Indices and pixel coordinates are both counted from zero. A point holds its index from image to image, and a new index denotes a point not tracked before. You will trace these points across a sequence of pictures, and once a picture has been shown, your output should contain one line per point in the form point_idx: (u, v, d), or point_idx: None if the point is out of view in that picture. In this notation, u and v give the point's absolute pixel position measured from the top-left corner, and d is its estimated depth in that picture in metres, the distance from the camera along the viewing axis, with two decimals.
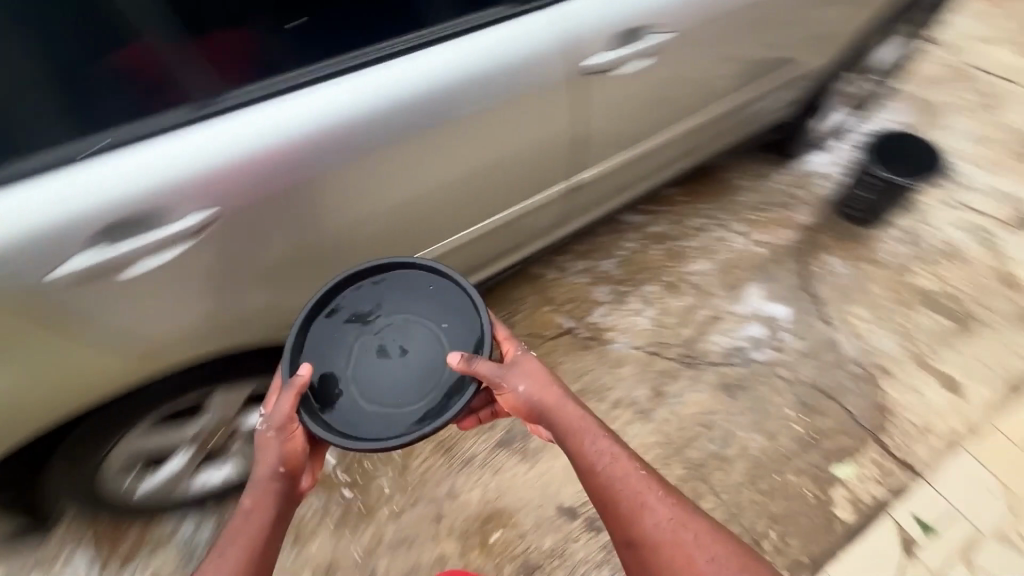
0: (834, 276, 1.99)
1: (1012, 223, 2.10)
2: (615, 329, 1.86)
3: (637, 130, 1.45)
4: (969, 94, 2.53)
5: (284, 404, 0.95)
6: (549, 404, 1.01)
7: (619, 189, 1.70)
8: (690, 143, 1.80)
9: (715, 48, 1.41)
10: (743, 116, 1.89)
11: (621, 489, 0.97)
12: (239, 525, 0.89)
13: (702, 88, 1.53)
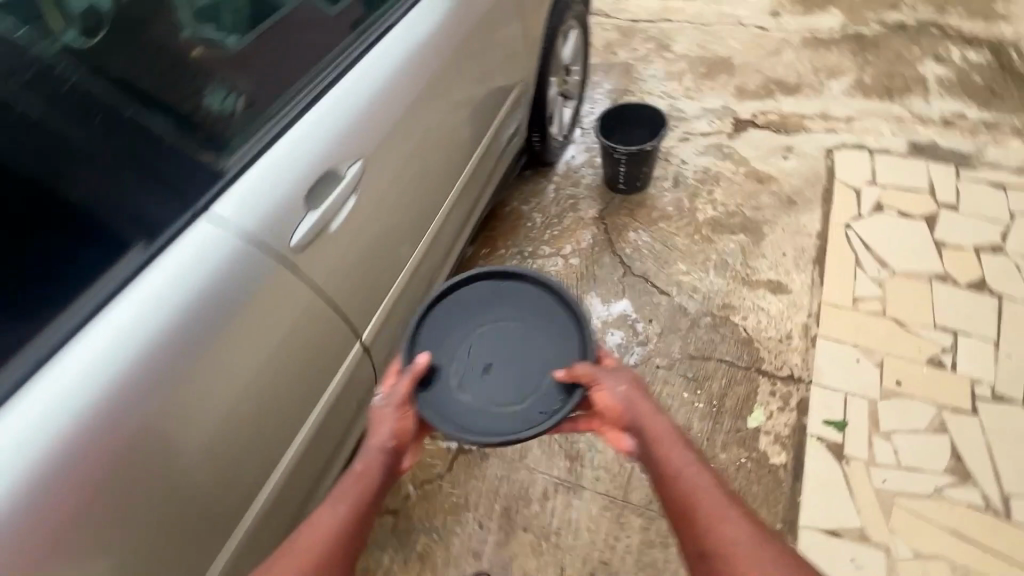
0: (644, 247, 2.07)
1: (732, 130, 2.39)
2: None
3: (408, 228, 1.29)
4: (641, 47, 2.90)
5: (400, 387, 1.03)
6: (633, 411, 0.98)
7: (427, 283, 1.53)
8: (466, 200, 1.70)
9: (437, 110, 1.29)
10: (496, 148, 1.84)
11: (692, 500, 0.84)
12: (345, 493, 0.90)
13: (446, 151, 1.41)
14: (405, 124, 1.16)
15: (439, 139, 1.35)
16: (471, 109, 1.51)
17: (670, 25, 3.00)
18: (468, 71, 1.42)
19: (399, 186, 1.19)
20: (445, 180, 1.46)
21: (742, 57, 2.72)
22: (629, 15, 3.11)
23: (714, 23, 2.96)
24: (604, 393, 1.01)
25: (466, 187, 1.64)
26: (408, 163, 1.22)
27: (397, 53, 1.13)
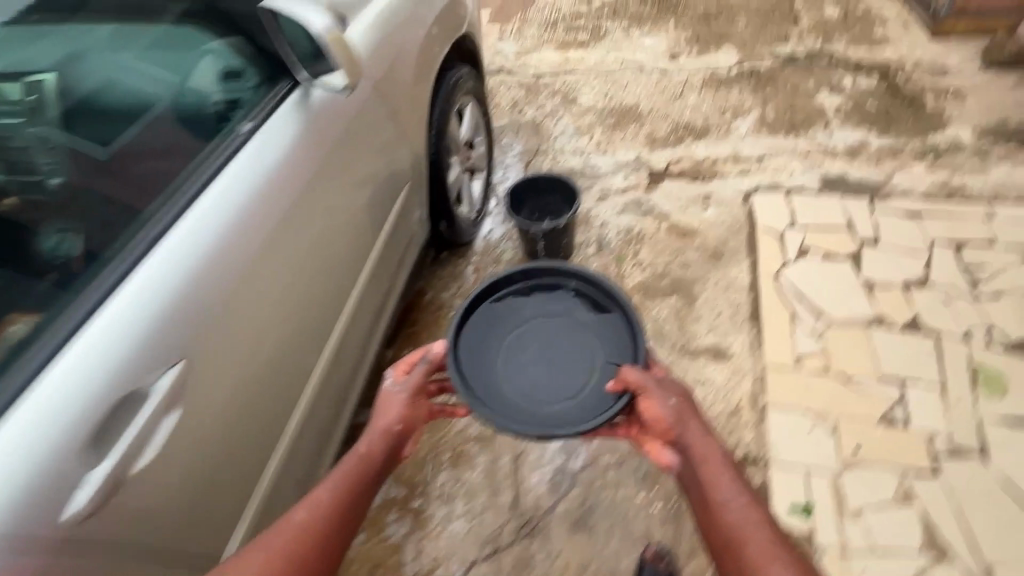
0: None
1: (648, 183, 2.32)
2: (441, 558, 1.51)
3: (287, 365, 1.13)
4: (547, 104, 2.84)
5: (415, 376, 1.21)
6: (682, 430, 1.11)
7: (334, 403, 1.37)
8: (375, 297, 1.52)
9: (306, 225, 1.13)
10: (407, 228, 1.68)
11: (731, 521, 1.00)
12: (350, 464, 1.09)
13: (331, 263, 1.24)
14: (258, 262, 1.00)
15: (316, 255, 1.18)
16: (371, 182, 1.40)
17: (573, 78, 2.97)
18: (344, 169, 1.25)
19: (264, 328, 1.03)
20: (337, 292, 1.29)
21: (647, 104, 2.69)
22: (530, 72, 3.06)
23: (616, 72, 2.94)
24: (656, 405, 1.12)
25: (370, 287, 1.47)
26: (273, 297, 1.05)
27: (235, 188, 0.97)
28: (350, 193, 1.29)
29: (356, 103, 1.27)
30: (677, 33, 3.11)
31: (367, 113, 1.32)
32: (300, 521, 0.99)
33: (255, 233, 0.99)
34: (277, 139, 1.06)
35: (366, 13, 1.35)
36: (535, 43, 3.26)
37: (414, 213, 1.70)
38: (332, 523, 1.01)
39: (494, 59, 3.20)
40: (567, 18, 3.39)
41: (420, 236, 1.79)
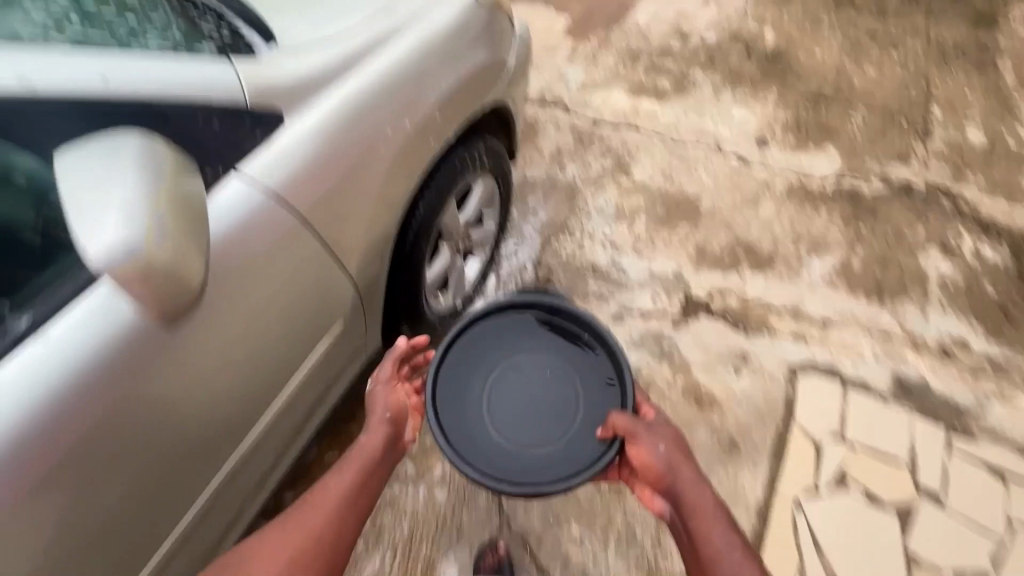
0: None
1: (678, 314, 1.88)
2: None
3: (135, 545, 0.92)
4: (595, 163, 2.37)
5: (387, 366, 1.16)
6: (675, 483, 0.99)
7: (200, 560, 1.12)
8: (319, 387, 1.24)
9: (181, 368, 0.86)
10: (350, 351, 1.29)
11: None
12: (352, 458, 1.06)
13: (205, 429, 0.95)
14: (69, 452, 0.76)
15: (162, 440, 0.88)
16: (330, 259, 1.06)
17: (635, 137, 2.47)
18: (276, 271, 0.95)
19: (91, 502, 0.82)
20: (199, 473, 0.98)
21: (711, 201, 2.20)
22: (589, 114, 2.58)
23: (689, 143, 2.43)
24: (646, 454, 1.00)
25: (271, 439, 1.15)
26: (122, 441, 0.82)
27: (26, 384, 0.72)
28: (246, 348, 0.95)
29: (263, 242, 0.92)
30: (777, 110, 2.55)
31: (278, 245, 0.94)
32: (315, 512, 0.98)
33: (62, 439, 0.75)
34: (102, 312, 0.78)
35: (315, 106, 0.98)
36: (606, 77, 2.75)
37: (360, 336, 1.30)
38: (349, 510, 1.01)
39: (553, 85, 2.72)
40: (653, 54, 2.85)
41: (372, 348, 1.41)
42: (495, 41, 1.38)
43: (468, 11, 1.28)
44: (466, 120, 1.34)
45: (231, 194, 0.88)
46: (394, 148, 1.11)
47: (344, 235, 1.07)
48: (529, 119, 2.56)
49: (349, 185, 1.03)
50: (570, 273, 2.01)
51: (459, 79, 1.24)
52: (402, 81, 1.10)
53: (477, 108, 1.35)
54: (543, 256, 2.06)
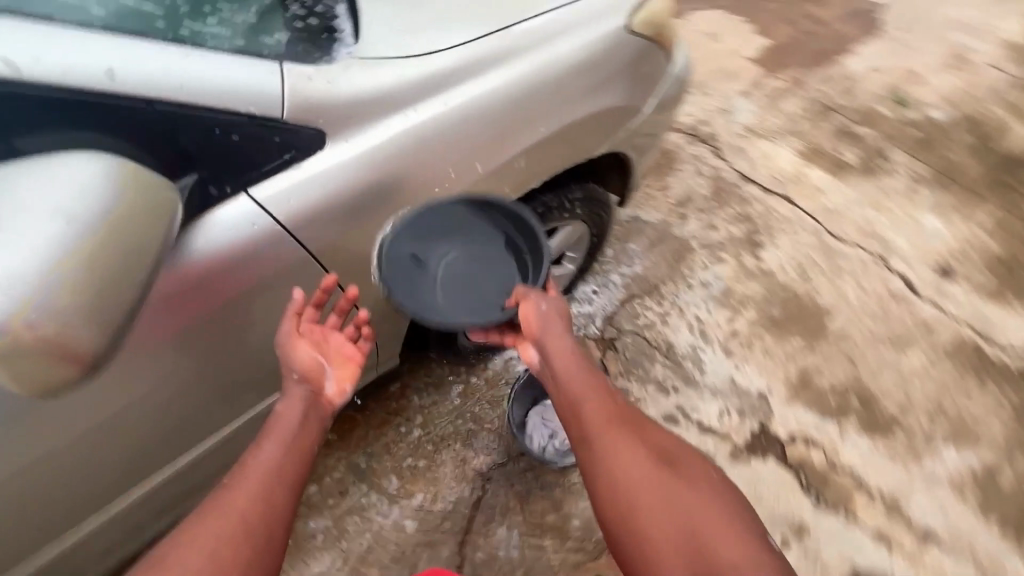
0: (498, 568, 1.43)
1: (743, 443, 1.58)
2: None
3: (93, 504, 0.94)
4: (722, 228, 2.03)
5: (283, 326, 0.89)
6: (561, 346, 0.98)
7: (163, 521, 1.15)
8: None
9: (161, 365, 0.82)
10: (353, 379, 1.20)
11: (635, 484, 0.87)
12: (271, 434, 0.88)
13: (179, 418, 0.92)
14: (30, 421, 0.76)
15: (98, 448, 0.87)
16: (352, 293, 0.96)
17: (784, 211, 2.07)
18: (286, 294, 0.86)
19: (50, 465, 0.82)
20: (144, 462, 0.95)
21: (844, 324, 1.79)
22: (739, 168, 2.21)
23: (847, 241, 1.98)
24: (532, 313, 0.98)
25: (237, 443, 1.10)
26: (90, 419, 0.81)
27: None
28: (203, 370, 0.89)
29: (251, 277, 0.81)
30: (985, 238, 1.98)
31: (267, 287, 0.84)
32: (233, 493, 0.81)
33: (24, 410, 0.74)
34: None
35: (378, 130, 0.82)
36: (779, 128, 2.33)
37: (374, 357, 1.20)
38: (272, 486, 0.83)
39: (712, 121, 2.36)
40: (849, 117, 2.35)
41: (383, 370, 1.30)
42: (625, 85, 1.16)
43: (603, 48, 1.07)
44: (559, 166, 1.15)
45: (232, 226, 0.75)
46: (458, 191, 0.95)
47: (362, 273, 0.94)
48: (668, 151, 2.25)
49: (387, 227, 0.90)
50: (639, 347, 1.76)
51: (559, 126, 1.06)
52: (489, 120, 0.94)
53: (574, 157, 1.17)
54: (619, 313, 1.82)
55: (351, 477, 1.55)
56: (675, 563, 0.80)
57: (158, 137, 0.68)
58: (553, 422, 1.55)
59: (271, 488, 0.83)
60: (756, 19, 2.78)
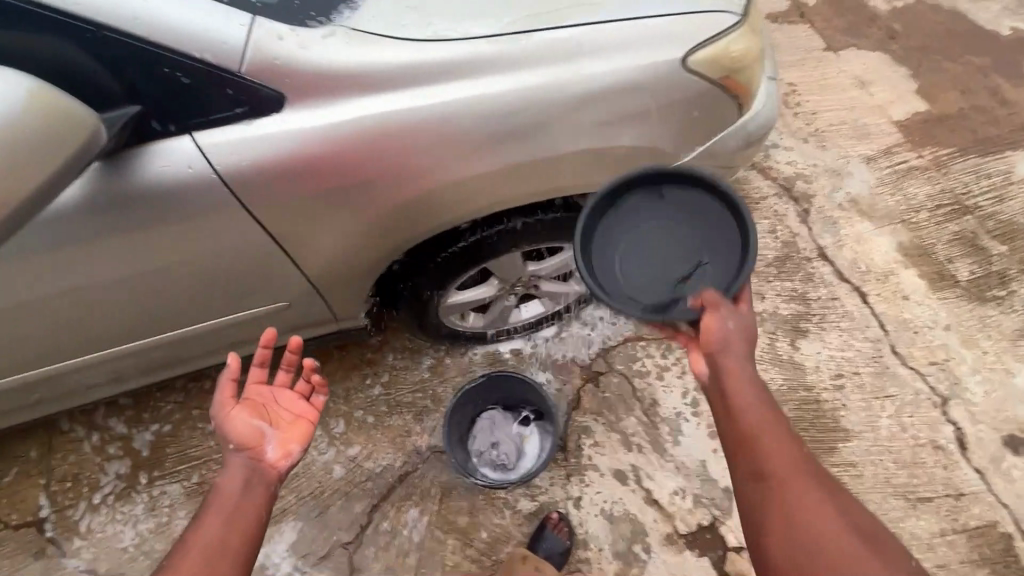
0: (395, 544, 1.47)
1: (684, 530, 1.47)
2: (90, 535, 1.48)
3: (56, 351, 1.09)
4: (769, 301, 1.81)
5: (222, 396, 0.97)
6: (739, 368, 0.88)
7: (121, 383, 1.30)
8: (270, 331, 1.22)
9: (103, 263, 0.90)
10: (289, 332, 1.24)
11: (799, 512, 0.76)
12: (210, 506, 0.86)
13: (120, 308, 1.01)
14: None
15: (28, 317, 0.98)
16: (297, 250, 0.98)
17: (848, 308, 1.81)
18: (225, 235, 0.91)
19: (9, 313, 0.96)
20: (94, 335, 1.07)
21: (858, 455, 1.57)
22: (821, 241, 1.94)
23: (908, 366, 1.70)
24: (717, 327, 0.90)
25: (187, 347, 1.19)
26: (40, 288, 0.92)
27: None
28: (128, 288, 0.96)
29: (186, 216, 0.86)
30: None
31: (184, 232, 0.88)
32: (181, 567, 0.78)
33: None
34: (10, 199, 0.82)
35: (349, 106, 0.85)
36: (890, 213, 2.01)
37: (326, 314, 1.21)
38: (220, 559, 0.80)
39: (814, 180, 2.07)
40: (980, 227, 1.98)
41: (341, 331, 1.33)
42: (665, 124, 1.04)
43: (640, 79, 0.97)
44: (558, 192, 1.06)
45: (165, 161, 0.82)
46: (428, 184, 0.94)
47: (310, 237, 0.96)
48: (749, 196, 2.02)
49: (337, 202, 0.92)
50: (621, 392, 1.64)
51: (564, 150, 0.99)
52: (476, 122, 0.91)
53: (585, 185, 1.08)
54: (617, 349, 1.69)
55: None
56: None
57: (111, 59, 0.76)
58: (500, 432, 1.52)
59: (215, 563, 0.79)
60: (925, 79, 2.38)
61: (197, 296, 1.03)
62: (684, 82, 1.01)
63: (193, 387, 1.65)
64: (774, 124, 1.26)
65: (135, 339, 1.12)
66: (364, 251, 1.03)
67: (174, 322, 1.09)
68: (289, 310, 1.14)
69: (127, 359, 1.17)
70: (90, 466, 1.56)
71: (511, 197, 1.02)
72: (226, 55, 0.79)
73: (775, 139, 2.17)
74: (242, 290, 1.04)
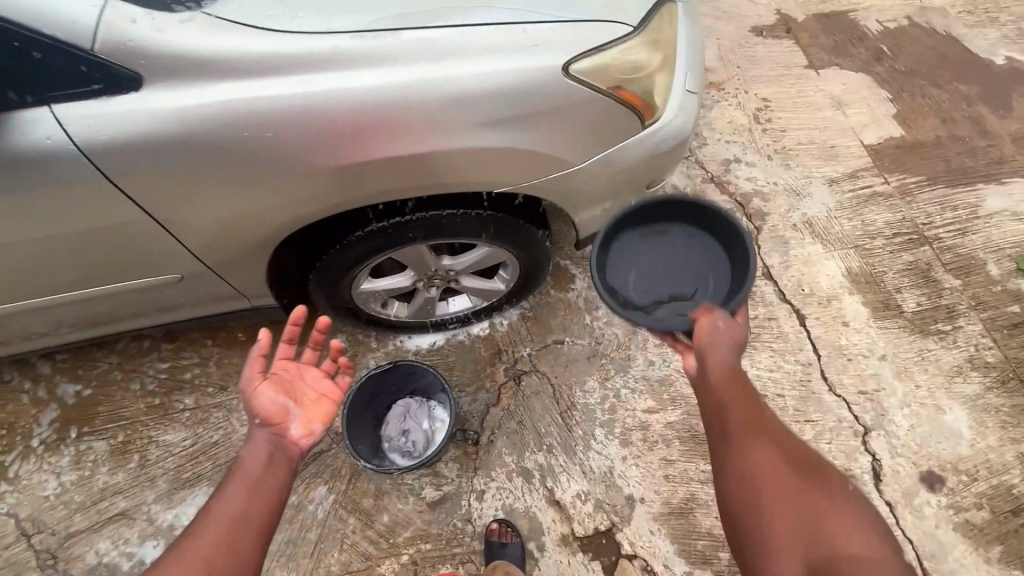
0: (298, 518, 1.50)
1: (581, 532, 1.49)
2: (16, 481, 1.56)
3: None
4: None
5: (253, 365, 0.97)
6: (723, 361, 0.97)
7: (36, 338, 1.38)
8: (174, 298, 1.29)
9: None
10: (195, 300, 1.31)
11: (773, 487, 0.82)
12: (234, 475, 0.87)
13: (14, 267, 1.09)
14: None
15: None
16: (186, 218, 1.06)
17: (784, 329, 1.79)
18: (106, 198, 0.98)
19: None
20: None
21: None
22: (768, 260, 1.92)
23: (835, 393, 1.69)
24: (706, 325, 1.02)
25: (92, 306, 1.26)
26: None
27: None
28: (17, 247, 1.04)
29: (61, 180, 0.94)
30: (1009, 470, 1.59)
31: (65, 196, 0.96)
32: (204, 537, 0.78)
33: None
34: None
35: (222, 88, 0.93)
36: (845, 238, 1.98)
37: (229, 287, 1.28)
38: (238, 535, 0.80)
39: (772, 198, 2.05)
40: (935, 259, 1.94)
41: (253, 306, 1.39)
42: (548, 128, 1.08)
43: (515, 83, 1.02)
44: (447, 183, 1.11)
45: (34, 127, 0.89)
46: (310, 166, 1.01)
47: (200, 206, 1.04)
48: None
49: (220, 176, 1.00)
50: (541, 392, 1.66)
51: (444, 144, 1.04)
52: (346, 111, 0.97)
53: (474, 181, 1.12)
54: (544, 351, 1.71)
55: (232, 377, 1.67)
56: (795, 561, 0.75)
57: None
58: (411, 421, 1.55)
59: (237, 534, 0.80)
60: (905, 103, 2.33)
61: (90, 257, 1.10)
62: (565, 89, 1.06)
63: (131, 350, 1.72)
64: (689, 137, 1.26)
65: (37, 298, 1.19)
66: (254, 225, 1.10)
67: (72, 283, 1.16)
68: (191, 278, 1.22)
69: (32, 313, 1.25)
70: (27, 415, 1.64)
71: (396, 183, 1.08)
72: (79, 37, 0.86)
73: (740, 154, 2.15)
74: (136, 253, 1.12)
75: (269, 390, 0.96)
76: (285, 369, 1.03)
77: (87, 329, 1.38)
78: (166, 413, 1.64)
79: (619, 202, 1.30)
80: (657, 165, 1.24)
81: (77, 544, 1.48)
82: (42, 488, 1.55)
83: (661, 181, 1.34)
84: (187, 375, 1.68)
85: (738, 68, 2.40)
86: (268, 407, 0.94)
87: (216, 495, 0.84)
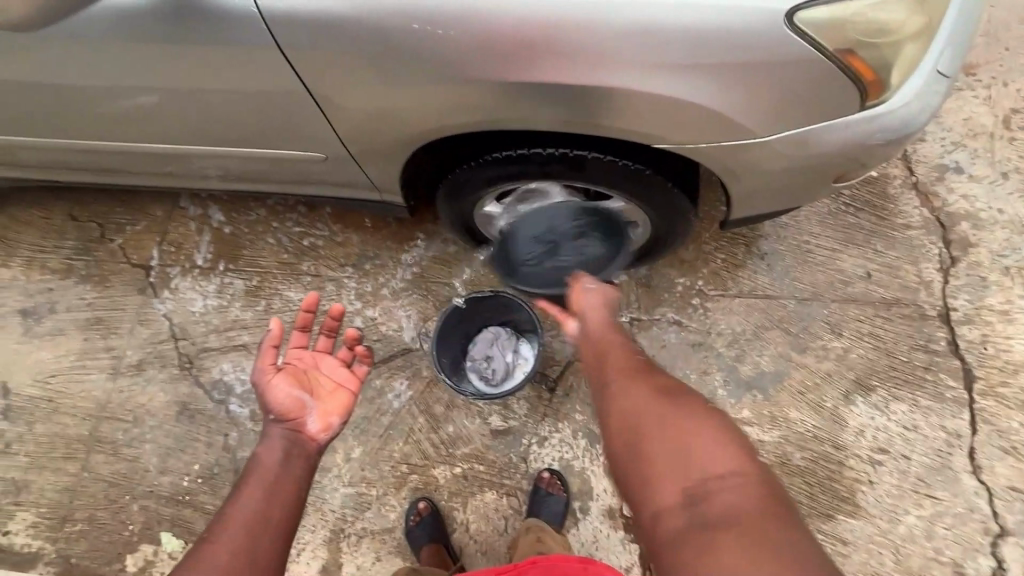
0: (377, 401, 1.62)
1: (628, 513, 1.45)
2: (174, 291, 1.84)
3: (148, 138, 1.34)
4: (845, 340, 1.55)
5: (266, 357, 1.04)
6: (602, 322, 1.07)
7: (202, 183, 1.55)
8: (316, 174, 1.36)
9: (176, 70, 1.07)
10: (331, 180, 1.38)
11: (639, 418, 0.82)
12: (252, 477, 0.89)
13: (193, 115, 1.20)
14: (94, 61, 1.09)
15: (126, 103, 1.21)
16: (339, 104, 1.08)
17: (941, 387, 1.49)
18: (274, 66, 1.02)
19: (110, 93, 1.18)
20: (175, 132, 1.29)
21: (854, 535, 1.40)
22: (953, 301, 1.57)
23: (978, 478, 1.41)
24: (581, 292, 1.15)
25: (247, 163, 1.38)
26: (130, 78, 1.12)
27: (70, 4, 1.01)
28: (198, 96, 1.14)
29: (240, 41, 0.99)
30: None
31: (244, 57, 1.01)
32: (220, 542, 0.79)
33: (83, 47, 1.07)
34: None
35: None
36: None
37: (363, 177, 1.32)
38: (255, 537, 0.81)
39: (988, 228, 1.64)
40: None
41: (382, 200, 1.43)
42: (743, 85, 0.91)
43: (719, 22, 0.85)
44: (599, 125, 1.00)
45: None
46: (463, 76, 0.96)
47: (353, 95, 1.04)
48: (889, 219, 1.67)
49: (377, 67, 0.98)
50: None
51: (609, 81, 0.92)
52: (514, 23, 0.88)
53: (629, 131, 1.00)
54: (647, 324, 1.60)
55: (351, 257, 1.79)
56: (674, 494, 0.73)
57: None
58: (497, 349, 1.56)
59: (253, 539, 0.81)
60: None
61: (253, 120, 1.18)
62: (775, 42, 0.87)
63: (278, 208, 1.90)
64: (916, 133, 1.01)
65: (207, 148, 1.32)
66: (398, 126, 1.09)
67: (236, 140, 1.27)
68: (331, 160, 1.27)
69: (201, 160, 1.40)
70: (192, 239, 1.90)
71: (545, 114, 0.99)
72: None
73: (965, 162, 1.72)
74: (290, 125, 1.18)
75: (274, 383, 1.01)
76: (300, 359, 1.08)
77: (241, 185, 1.53)
78: (292, 273, 1.81)
79: (794, 189, 1.10)
80: (860, 157, 1.01)
81: (209, 358, 1.75)
82: (192, 304, 1.82)
83: (853, 177, 1.10)
84: (316, 244, 1.82)
85: (1007, 49, 1.85)
86: (274, 402, 0.99)
87: (234, 500, 0.86)
